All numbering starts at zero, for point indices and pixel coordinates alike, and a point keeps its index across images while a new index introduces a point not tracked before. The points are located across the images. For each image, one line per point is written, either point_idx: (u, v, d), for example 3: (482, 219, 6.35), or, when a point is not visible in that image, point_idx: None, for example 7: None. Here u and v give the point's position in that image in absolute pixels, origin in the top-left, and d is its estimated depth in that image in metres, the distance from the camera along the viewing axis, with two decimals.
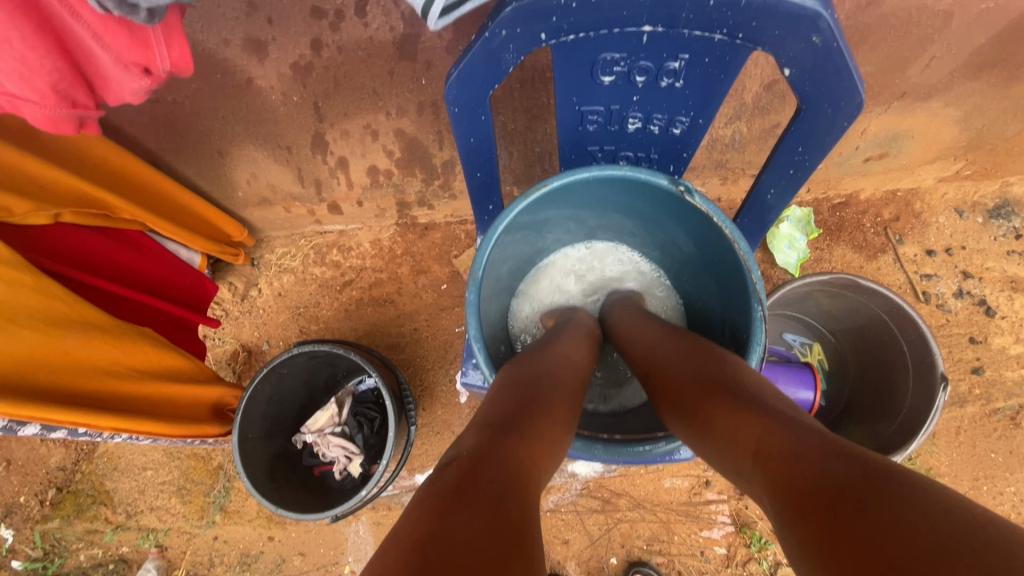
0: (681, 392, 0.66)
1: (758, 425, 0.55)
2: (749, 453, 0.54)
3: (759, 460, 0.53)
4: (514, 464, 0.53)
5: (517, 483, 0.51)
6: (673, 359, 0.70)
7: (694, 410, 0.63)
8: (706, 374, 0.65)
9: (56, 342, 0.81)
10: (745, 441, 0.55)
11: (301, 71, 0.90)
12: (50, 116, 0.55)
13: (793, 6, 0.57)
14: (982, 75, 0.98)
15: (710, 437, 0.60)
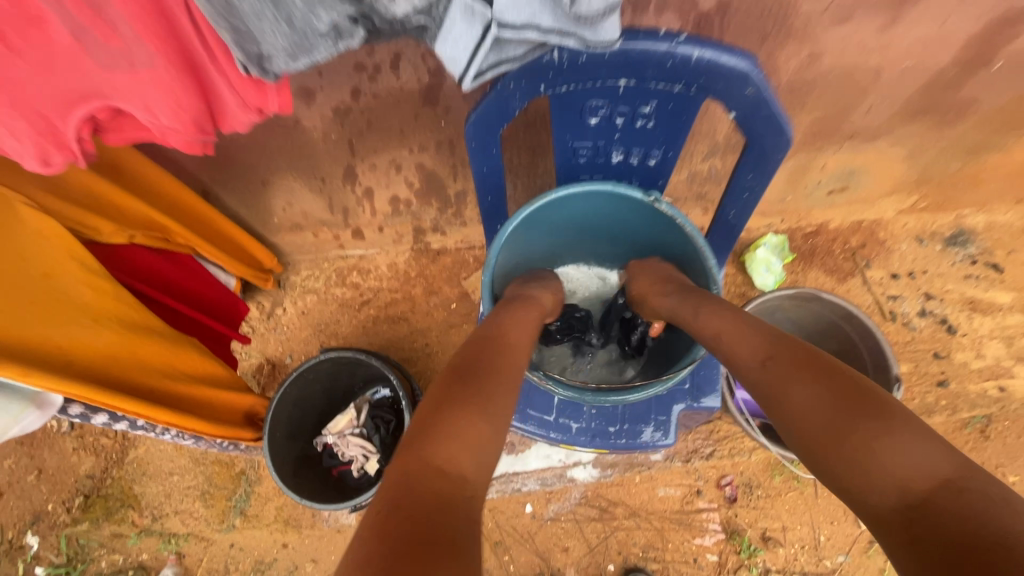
0: (815, 410, 0.65)
1: (929, 465, 0.55)
2: (900, 491, 0.55)
3: (920, 504, 0.54)
4: (465, 459, 0.60)
5: (458, 474, 0.58)
6: (803, 373, 0.68)
7: (835, 431, 0.62)
8: (854, 394, 0.63)
9: (131, 342, 0.91)
10: (901, 479, 0.56)
11: (341, 114, 1.06)
12: (185, 142, 0.60)
13: (735, 68, 0.73)
14: (918, 120, 1.15)
15: (848, 462, 0.59)
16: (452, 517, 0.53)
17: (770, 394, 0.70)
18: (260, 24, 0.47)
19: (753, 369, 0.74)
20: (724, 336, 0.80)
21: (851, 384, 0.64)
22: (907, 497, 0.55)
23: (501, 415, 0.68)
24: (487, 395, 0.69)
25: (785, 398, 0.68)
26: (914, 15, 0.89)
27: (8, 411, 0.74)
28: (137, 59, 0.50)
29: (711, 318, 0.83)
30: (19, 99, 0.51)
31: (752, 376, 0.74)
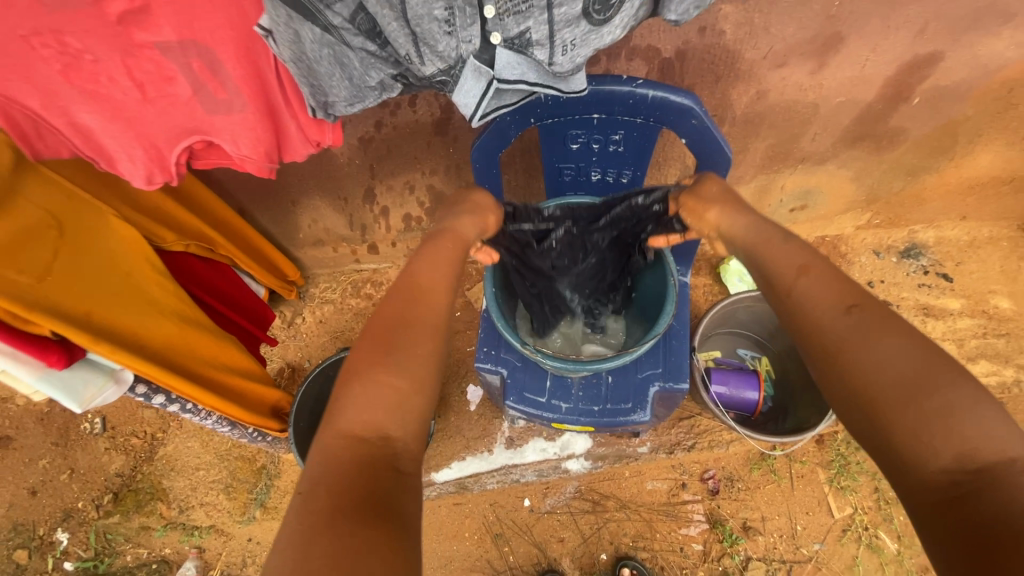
0: (890, 368, 0.55)
1: (997, 441, 0.50)
2: (955, 460, 0.50)
3: (971, 473, 0.49)
4: (388, 421, 0.61)
5: (379, 437, 0.59)
6: (883, 329, 0.58)
7: (910, 391, 0.53)
8: (940, 360, 0.54)
9: (188, 334, 1.07)
10: (960, 451, 0.50)
11: (364, 142, 1.25)
12: (259, 168, 0.78)
13: (684, 104, 0.91)
14: (858, 145, 1.34)
15: (911, 427, 0.52)
16: (377, 476, 0.56)
17: (832, 347, 0.60)
18: (326, 79, 0.62)
19: (832, 317, 0.62)
20: (806, 275, 0.68)
21: (934, 349, 0.56)
22: (957, 468, 0.49)
23: (420, 372, 0.65)
24: (402, 353, 0.66)
25: (845, 350, 0.59)
26: (838, 60, 1.09)
27: (95, 379, 0.89)
28: (234, 104, 0.69)
29: (793, 267, 0.70)
30: (145, 131, 0.70)
31: (818, 322, 0.63)
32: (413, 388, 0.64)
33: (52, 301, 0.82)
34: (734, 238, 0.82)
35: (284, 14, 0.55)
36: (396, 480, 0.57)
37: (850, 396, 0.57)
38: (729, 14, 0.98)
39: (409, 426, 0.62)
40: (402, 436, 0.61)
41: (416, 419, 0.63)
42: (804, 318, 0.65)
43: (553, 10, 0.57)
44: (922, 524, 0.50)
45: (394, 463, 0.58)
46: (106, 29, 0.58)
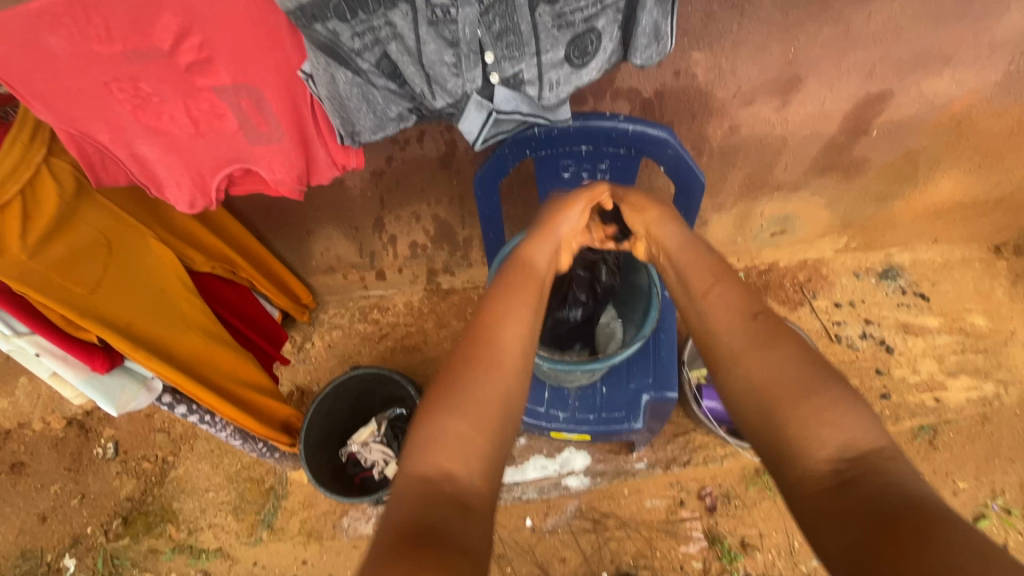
0: (779, 369, 0.65)
1: (864, 432, 0.58)
2: (837, 449, 0.57)
3: (852, 462, 0.56)
4: (449, 460, 0.61)
5: (444, 476, 0.60)
6: (776, 341, 0.68)
7: (801, 389, 0.62)
8: (820, 369, 0.64)
9: (210, 347, 1.17)
10: (839, 444, 0.58)
11: (376, 175, 1.38)
12: (290, 190, 0.89)
13: (661, 136, 1.03)
14: (827, 174, 1.47)
15: (802, 423, 0.60)
16: (439, 504, 0.57)
17: (731, 354, 0.70)
18: (354, 113, 0.73)
19: (740, 322, 0.72)
20: (714, 291, 0.78)
21: (818, 361, 0.65)
22: (840, 456, 0.57)
23: (480, 405, 0.66)
24: (458, 397, 0.66)
25: (744, 361, 0.68)
26: (800, 98, 1.23)
27: (130, 384, 0.99)
28: (272, 135, 0.80)
29: (709, 280, 0.80)
30: (193, 160, 0.82)
31: (727, 330, 0.73)
32: (472, 427, 0.64)
33: (100, 311, 0.93)
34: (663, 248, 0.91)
35: (323, 61, 0.67)
36: (452, 510, 0.56)
37: (755, 402, 0.65)
38: (699, 60, 1.11)
39: (472, 463, 0.62)
40: (466, 472, 0.61)
41: (478, 455, 0.63)
42: (714, 335, 0.74)
43: (542, 55, 0.69)
44: (812, 509, 0.55)
45: (460, 500, 0.58)
46: (173, 77, 0.71)
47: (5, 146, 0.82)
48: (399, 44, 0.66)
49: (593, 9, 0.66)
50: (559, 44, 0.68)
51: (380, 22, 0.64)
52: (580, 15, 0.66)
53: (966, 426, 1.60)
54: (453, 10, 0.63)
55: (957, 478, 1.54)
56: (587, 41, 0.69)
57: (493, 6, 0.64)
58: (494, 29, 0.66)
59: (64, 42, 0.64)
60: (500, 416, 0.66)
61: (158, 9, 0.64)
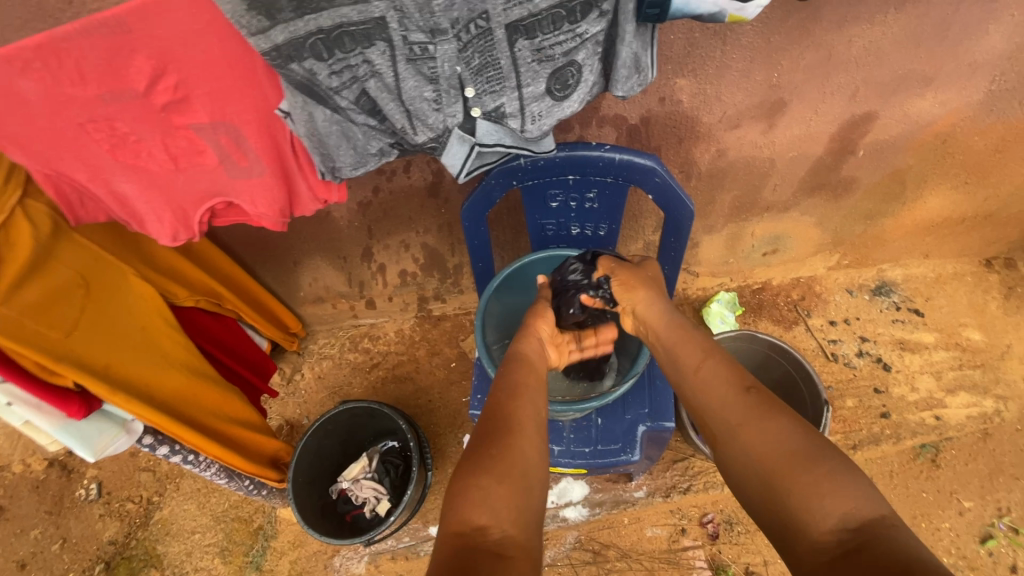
0: (776, 441, 0.70)
1: (861, 498, 0.62)
2: (841, 518, 0.61)
3: (855, 532, 0.60)
4: (479, 514, 0.68)
5: (473, 528, 0.67)
6: (770, 411, 0.74)
7: (797, 460, 0.67)
8: (815, 439, 0.69)
9: (195, 385, 1.14)
10: (842, 512, 0.62)
11: (363, 206, 1.36)
12: (272, 224, 0.87)
13: (647, 165, 1.02)
14: (816, 194, 1.47)
15: (803, 494, 0.64)
16: (479, 557, 0.63)
17: (732, 425, 0.76)
18: (334, 149, 0.72)
19: (734, 393, 0.78)
20: (705, 369, 0.85)
21: (811, 430, 0.71)
22: (843, 525, 0.61)
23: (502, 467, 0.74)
24: (492, 459, 0.74)
25: (743, 432, 0.74)
26: (785, 121, 1.23)
27: (109, 429, 0.96)
28: (253, 170, 0.79)
29: (699, 356, 0.87)
30: (173, 196, 0.79)
31: (724, 400, 0.79)
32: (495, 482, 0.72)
33: (76, 355, 0.90)
34: (650, 326, 0.98)
35: (301, 100, 0.66)
36: (489, 560, 0.62)
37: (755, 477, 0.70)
38: (684, 86, 1.12)
39: (502, 516, 0.68)
40: (496, 523, 0.68)
41: (504, 506, 0.70)
42: (709, 408, 0.80)
43: (523, 89, 0.68)
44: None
45: (494, 551, 0.64)
46: (149, 116, 0.69)
47: None
48: (378, 81, 0.65)
49: (572, 43, 0.65)
50: (539, 78, 0.68)
51: (358, 60, 0.63)
52: (559, 49, 0.65)
53: (968, 444, 1.57)
54: (431, 46, 0.62)
55: (963, 498, 1.51)
56: (568, 74, 0.68)
57: (472, 42, 0.63)
58: (473, 64, 0.65)
59: (34, 85, 0.62)
60: (524, 468, 0.75)
61: (130, 50, 0.62)
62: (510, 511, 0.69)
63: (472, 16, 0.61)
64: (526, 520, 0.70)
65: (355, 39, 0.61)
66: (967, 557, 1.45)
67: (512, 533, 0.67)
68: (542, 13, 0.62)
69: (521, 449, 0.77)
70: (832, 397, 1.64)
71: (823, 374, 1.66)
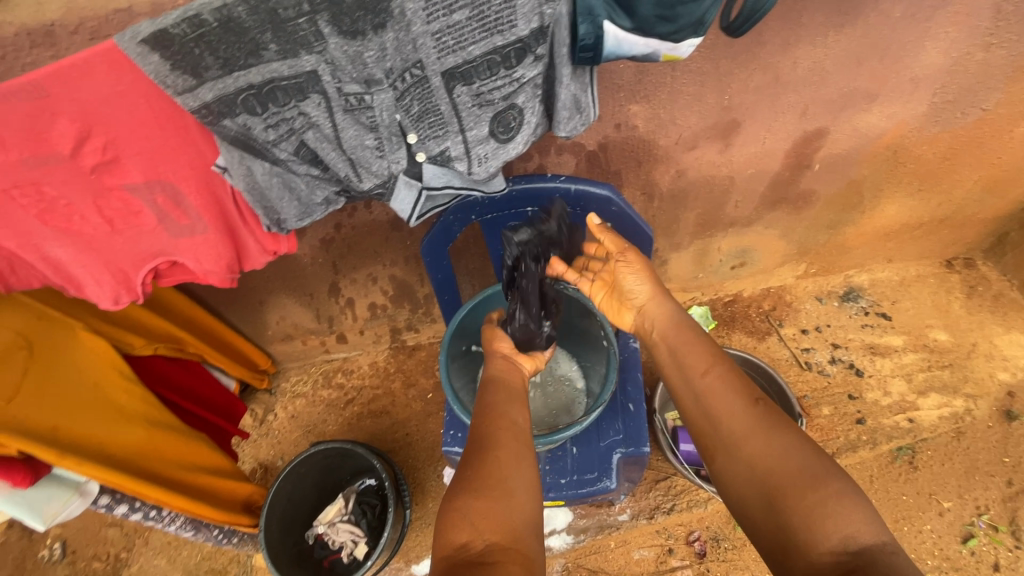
0: (780, 456, 0.68)
1: (866, 524, 0.61)
2: (843, 542, 0.60)
3: (856, 556, 0.59)
4: (461, 532, 0.66)
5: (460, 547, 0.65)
6: (775, 429, 0.71)
7: (803, 479, 0.65)
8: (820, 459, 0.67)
9: (155, 437, 1.09)
10: (845, 538, 0.60)
11: (326, 243, 1.34)
12: (221, 281, 0.85)
13: (603, 194, 1.02)
14: (777, 207, 1.50)
15: (806, 513, 0.63)
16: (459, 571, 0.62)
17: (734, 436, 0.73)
18: (277, 201, 0.71)
19: (741, 408, 0.76)
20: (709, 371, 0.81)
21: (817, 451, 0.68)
22: (845, 550, 0.59)
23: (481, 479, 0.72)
24: (473, 479, 0.73)
25: (745, 445, 0.72)
26: (741, 140, 1.25)
27: (61, 494, 0.91)
28: (195, 228, 0.77)
29: (706, 362, 0.83)
30: (112, 257, 0.76)
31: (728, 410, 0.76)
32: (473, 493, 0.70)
33: (18, 422, 0.85)
34: (656, 323, 0.93)
35: (237, 155, 0.64)
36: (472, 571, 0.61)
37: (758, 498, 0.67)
38: (638, 111, 1.13)
39: (483, 529, 0.66)
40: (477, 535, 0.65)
41: (483, 519, 0.67)
42: (714, 420, 0.77)
43: (466, 133, 0.68)
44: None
45: (475, 561, 0.63)
46: (79, 178, 0.66)
47: None
48: (316, 132, 0.64)
49: (511, 87, 0.65)
50: (481, 121, 0.67)
51: (293, 113, 0.61)
52: (498, 93, 0.65)
53: (943, 444, 1.59)
54: (367, 96, 0.61)
55: (943, 499, 1.51)
56: (510, 117, 0.68)
57: (409, 90, 0.62)
58: (413, 112, 0.64)
59: None
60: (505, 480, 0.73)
61: (52, 113, 0.60)
62: (488, 521, 0.67)
63: (406, 66, 0.60)
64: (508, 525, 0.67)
65: (287, 93, 0.60)
66: (951, 558, 1.45)
67: (493, 540, 0.65)
68: (477, 59, 0.62)
69: (496, 458, 0.75)
70: (808, 406, 1.64)
71: (798, 383, 1.67)
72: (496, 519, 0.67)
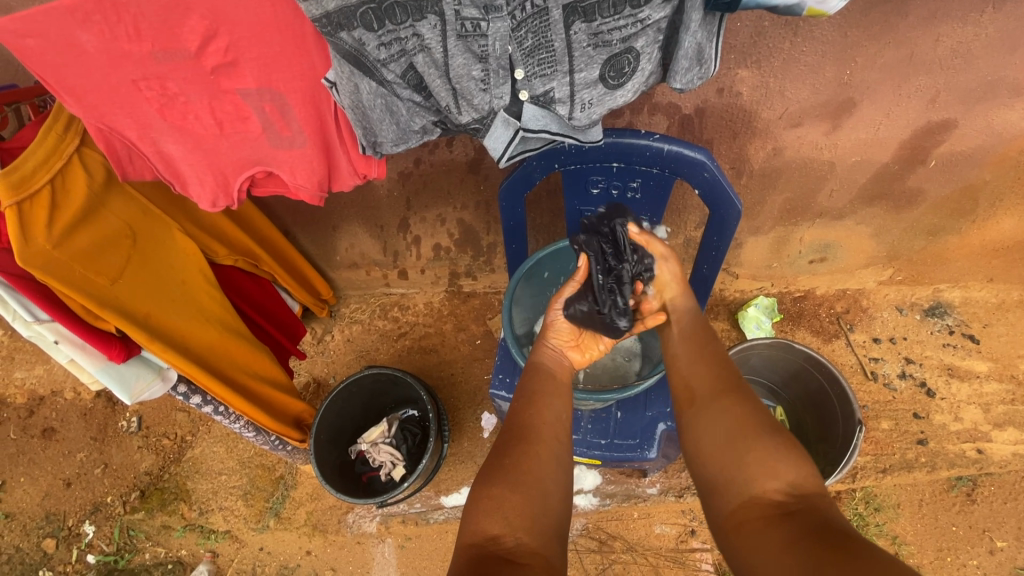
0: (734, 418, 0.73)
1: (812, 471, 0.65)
2: (787, 484, 0.64)
3: (798, 498, 0.62)
4: (492, 524, 0.67)
5: (490, 540, 0.65)
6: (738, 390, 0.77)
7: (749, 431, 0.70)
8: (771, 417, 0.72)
9: (227, 339, 1.17)
10: (789, 482, 0.64)
11: (404, 176, 1.36)
12: (311, 196, 0.88)
13: (697, 158, 0.98)
14: (875, 204, 1.39)
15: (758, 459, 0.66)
16: (488, 565, 0.62)
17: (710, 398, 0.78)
18: (377, 123, 0.71)
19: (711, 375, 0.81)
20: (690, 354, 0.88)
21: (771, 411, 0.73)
22: (787, 489, 0.63)
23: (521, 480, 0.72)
24: (513, 472, 0.72)
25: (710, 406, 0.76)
26: (852, 123, 1.15)
27: (145, 375, 1.00)
28: (295, 141, 0.80)
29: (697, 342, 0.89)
30: (217, 159, 0.81)
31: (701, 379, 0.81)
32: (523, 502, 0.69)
33: (120, 302, 0.94)
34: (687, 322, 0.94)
35: (347, 71, 0.65)
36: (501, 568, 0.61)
37: (719, 445, 0.71)
38: (746, 78, 1.05)
39: (514, 525, 0.66)
40: (509, 532, 0.66)
41: (519, 514, 0.68)
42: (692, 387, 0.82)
43: (575, 74, 0.65)
44: (774, 543, 0.58)
45: (507, 559, 0.63)
46: (199, 77, 0.70)
47: (38, 136, 0.82)
48: (426, 57, 0.64)
49: (633, 29, 0.62)
50: (593, 64, 0.65)
51: (408, 33, 0.62)
52: (617, 35, 0.62)
53: (1009, 482, 1.49)
54: (483, 23, 0.61)
55: (995, 537, 1.44)
56: (624, 62, 0.65)
57: (526, 21, 0.61)
58: (525, 45, 0.63)
59: (94, 39, 0.64)
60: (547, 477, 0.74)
61: (186, 9, 0.63)
62: (523, 518, 0.67)
63: None
64: (541, 526, 0.67)
65: (406, 10, 0.60)
66: None
67: (525, 540, 0.65)
68: None
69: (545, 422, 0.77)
70: (866, 417, 1.56)
71: (860, 393, 1.59)
72: (529, 513, 0.68)
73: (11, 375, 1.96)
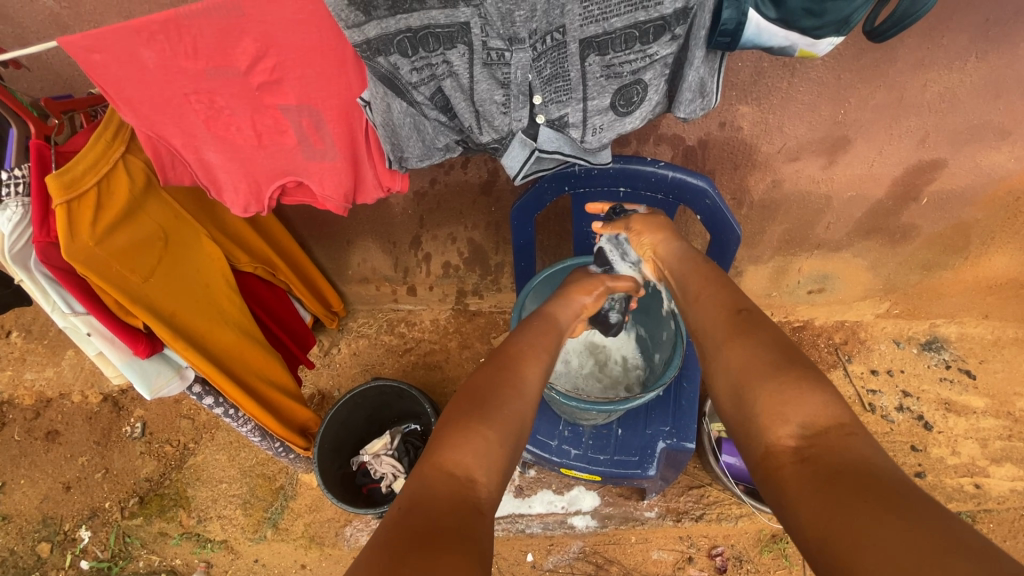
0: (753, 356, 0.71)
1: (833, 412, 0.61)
2: (800, 428, 0.61)
3: (812, 440, 0.60)
4: (470, 465, 0.66)
5: (465, 477, 0.65)
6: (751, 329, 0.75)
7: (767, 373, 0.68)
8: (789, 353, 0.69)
9: (243, 343, 1.21)
10: (803, 424, 0.62)
11: (419, 195, 1.43)
12: (336, 207, 0.94)
13: (699, 185, 1.04)
14: (871, 236, 1.44)
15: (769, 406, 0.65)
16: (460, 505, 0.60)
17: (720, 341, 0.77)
18: (404, 140, 0.77)
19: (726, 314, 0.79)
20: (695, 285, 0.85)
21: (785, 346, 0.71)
22: (802, 434, 0.61)
23: (507, 424, 0.73)
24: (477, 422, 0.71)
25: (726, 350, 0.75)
26: (847, 159, 1.21)
27: (165, 371, 1.04)
28: (327, 153, 0.86)
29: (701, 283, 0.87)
30: (252, 169, 0.87)
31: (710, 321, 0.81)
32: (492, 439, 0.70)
33: (150, 301, 0.98)
34: None
35: (381, 91, 0.71)
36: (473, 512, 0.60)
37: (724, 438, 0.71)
38: (746, 113, 1.12)
39: (491, 473, 0.66)
40: (485, 482, 0.65)
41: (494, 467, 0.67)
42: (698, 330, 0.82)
43: (588, 102, 0.72)
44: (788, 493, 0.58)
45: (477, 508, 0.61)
46: (245, 93, 0.77)
47: (91, 139, 0.87)
48: (453, 81, 0.70)
49: (642, 63, 0.68)
50: (605, 93, 0.71)
51: (438, 60, 0.68)
52: (628, 67, 0.69)
53: (1009, 520, 1.49)
54: (507, 53, 0.67)
55: None
56: (633, 92, 0.72)
57: (546, 53, 0.67)
58: (544, 74, 0.69)
59: (154, 55, 0.71)
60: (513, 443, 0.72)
61: (240, 33, 0.70)
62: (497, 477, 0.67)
63: (550, 29, 0.65)
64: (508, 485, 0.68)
65: (438, 40, 0.66)
66: None
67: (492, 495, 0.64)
68: (617, 32, 0.65)
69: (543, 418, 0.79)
70: None
71: None
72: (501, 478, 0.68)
73: (21, 376, 2.00)
